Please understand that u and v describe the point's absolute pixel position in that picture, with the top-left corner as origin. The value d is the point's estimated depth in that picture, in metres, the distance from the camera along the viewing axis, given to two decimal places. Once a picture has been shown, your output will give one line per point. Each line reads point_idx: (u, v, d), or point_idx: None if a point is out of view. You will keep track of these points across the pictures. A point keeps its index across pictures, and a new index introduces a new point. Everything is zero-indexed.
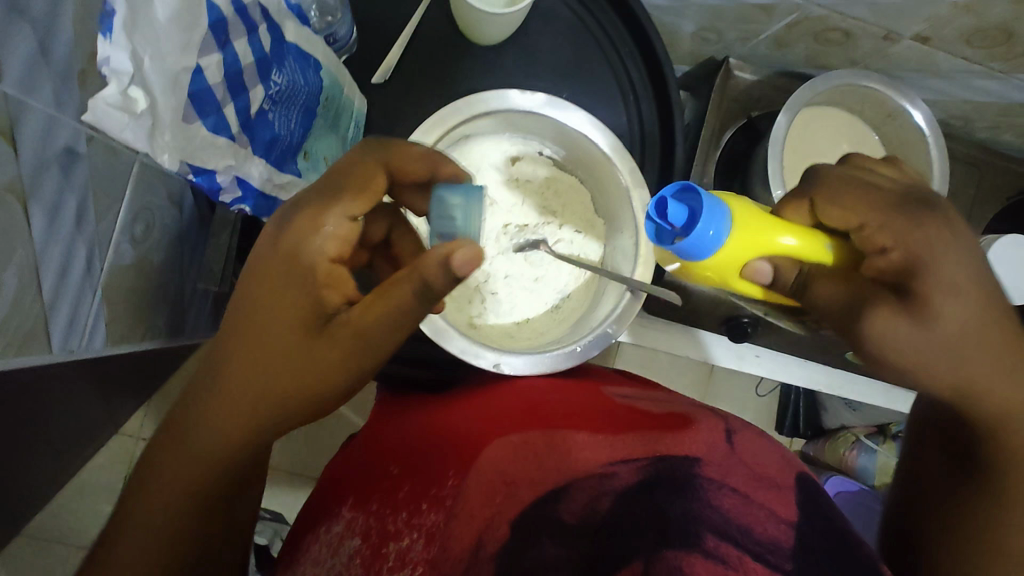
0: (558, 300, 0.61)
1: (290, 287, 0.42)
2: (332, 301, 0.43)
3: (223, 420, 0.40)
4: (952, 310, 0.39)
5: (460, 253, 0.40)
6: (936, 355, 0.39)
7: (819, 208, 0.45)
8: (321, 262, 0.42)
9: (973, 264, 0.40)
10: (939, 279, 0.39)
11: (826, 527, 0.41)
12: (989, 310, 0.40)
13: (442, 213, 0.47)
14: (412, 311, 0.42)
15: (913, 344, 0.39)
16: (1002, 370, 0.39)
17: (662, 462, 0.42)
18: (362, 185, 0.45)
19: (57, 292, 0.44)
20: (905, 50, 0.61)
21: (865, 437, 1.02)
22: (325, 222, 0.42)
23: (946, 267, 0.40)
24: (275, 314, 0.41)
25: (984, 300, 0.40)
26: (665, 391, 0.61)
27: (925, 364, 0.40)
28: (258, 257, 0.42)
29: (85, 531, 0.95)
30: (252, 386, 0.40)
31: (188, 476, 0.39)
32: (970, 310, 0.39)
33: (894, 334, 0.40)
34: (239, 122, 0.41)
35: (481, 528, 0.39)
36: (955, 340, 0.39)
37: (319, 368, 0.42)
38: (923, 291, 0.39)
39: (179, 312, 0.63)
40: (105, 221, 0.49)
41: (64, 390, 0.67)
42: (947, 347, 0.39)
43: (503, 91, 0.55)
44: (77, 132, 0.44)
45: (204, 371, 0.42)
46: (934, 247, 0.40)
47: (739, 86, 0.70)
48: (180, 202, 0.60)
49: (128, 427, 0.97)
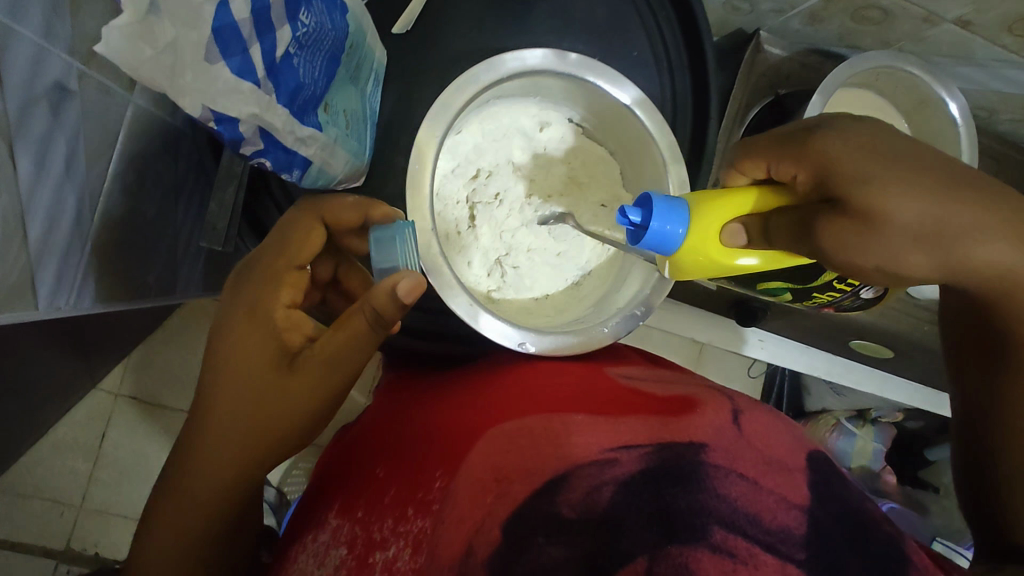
0: (580, 277, 0.59)
1: (251, 338, 0.42)
2: (294, 342, 0.44)
3: (204, 473, 0.40)
4: (885, 192, 0.35)
5: (400, 288, 0.42)
6: (906, 246, 0.36)
7: (739, 166, 0.46)
8: (279, 309, 0.44)
9: (876, 140, 0.38)
10: (850, 172, 0.37)
11: (842, 512, 0.37)
12: (924, 169, 0.36)
13: (382, 255, 0.45)
14: (368, 340, 0.43)
15: (874, 243, 0.36)
16: (982, 224, 0.36)
17: (665, 448, 0.38)
18: (300, 241, 0.47)
19: (44, 241, 0.41)
20: (942, 33, 0.59)
21: (844, 420, 0.97)
22: (278, 273, 0.45)
23: (853, 156, 0.37)
24: (240, 364, 0.41)
25: (911, 162, 0.36)
26: (672, 370, 0.58)
27: (902, 260, 0.36)
28: (219, 322, 0.43)
29: (62, 486, 0.92)
30: (225, 437, 0.40)
31: (176, 531, 0.39)
32: (904, 181, 0.35)
33: (852, 243, 0.36)
34: (265, 65, 0.37)
35: (471, 533, 0.35)
36: (915, 223, 0.35)
37: (285, 407, 0.42)
38: (847, 191, 0.37)
39: (171, 270, 0.58)
40: (93, 167, 0.45)
41: (42, 343, 0.63)
42: (913, 236, 0.36)
43: (538, 52, 0.52)
44: (69, 68, 0.40)
45: (181, 438, 0.42)
46: (832, 147, 0.38)
47: (768, 61, 0.67)
48: (176, 150, 0.56)
49: (107, 383, 0.93)
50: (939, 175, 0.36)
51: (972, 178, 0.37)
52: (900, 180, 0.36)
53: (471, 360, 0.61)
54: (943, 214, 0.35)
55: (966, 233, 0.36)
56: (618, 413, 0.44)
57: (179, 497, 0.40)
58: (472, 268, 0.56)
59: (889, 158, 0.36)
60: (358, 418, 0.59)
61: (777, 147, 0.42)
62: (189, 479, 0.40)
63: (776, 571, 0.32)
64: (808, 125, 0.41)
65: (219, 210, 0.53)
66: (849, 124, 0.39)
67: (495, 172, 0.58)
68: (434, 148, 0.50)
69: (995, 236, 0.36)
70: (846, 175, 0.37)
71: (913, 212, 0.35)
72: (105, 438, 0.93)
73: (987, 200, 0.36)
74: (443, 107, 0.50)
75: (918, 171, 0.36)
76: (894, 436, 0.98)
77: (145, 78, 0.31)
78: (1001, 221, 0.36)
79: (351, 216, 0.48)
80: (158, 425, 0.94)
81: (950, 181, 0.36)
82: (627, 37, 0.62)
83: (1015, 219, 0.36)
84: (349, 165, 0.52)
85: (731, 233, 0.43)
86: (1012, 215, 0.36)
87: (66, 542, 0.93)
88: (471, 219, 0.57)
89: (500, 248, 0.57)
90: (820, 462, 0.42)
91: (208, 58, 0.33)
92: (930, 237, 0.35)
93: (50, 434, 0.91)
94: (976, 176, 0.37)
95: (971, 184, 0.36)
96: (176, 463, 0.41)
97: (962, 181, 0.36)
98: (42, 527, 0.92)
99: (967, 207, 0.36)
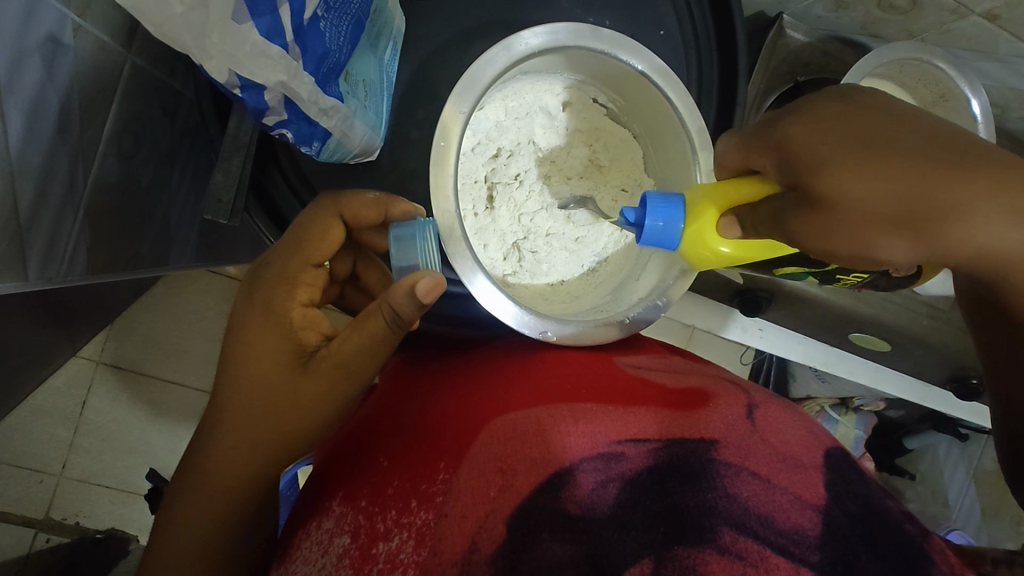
0: (596, 263, 0.59)
1: (269, 335, 0.43)
2: (311, 340, 0.44)
3: (226, 462, 0.41)
4: (841, 179, 0.34)
5: (418, 287, 0.42)
6: (878, 230, 0.34)
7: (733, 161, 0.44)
8: (294, 309, 0.44)
9: (845, 119, 0.35)
10: (811, 158, 0.35)
11: (863, 510, 0.36)
12: (887, 144, 0.34)
13: (403, 253, 0.46)
14: (386, 343, 0.44)
15: (838, 230, 0.35)
16: (961, 200, 0.32)
17: (675, 445, 0.38)
18: (316, 241, 0.46)
19: (36, 205, 0.38)
20: (968, 27, 0.58)
21: (829, 407, 0.97)
22: (294, 274, 0.45)
23: (816, 142, 0.35)
24: (257, 362, 0.42)
25: (872, 139, 0.34)
26: (681, 360, 0.58)
27: (878, 245, 0.34)
28: (236, 320, 0.44)
29: (39, 454, 0.89)
30: (248, 430, 0.42)
31: (202, 518, 0.41)
32: (865, 163, 0.33)
33: (821, 231, 0.35)
34: (293, 28, 0.35)
35: (474, 528, 0.34)
36: (877, 206, 0.33)
37: (305, 402, 0.43)
38: (810, 180, 0.35)
39: (165, 238, 0.54)
40: (88, 130, 0.42)
41: (22, 309, 0.59)
42: (884, 220, 0.33)
43: (568, 26, 0.50)
44: (63, 18, 0.38)
45: (204, 426, 0.43)
46: (793, 135, 0.37)
47: (790, 46, 0.67)
48: (173, 112, 0.53)
49: (87, 350, 0.89)
50: (909, 148, 0.33)
51: (951, 143, 0.33)
52: (859, 162, 0.33)
53: (485, 344, 0.61)
54: (914, 192, 0.33)
55: (948, 208, 0.32)
56: (628, 403, 0.44)
57: (206, 494, 0.41)
58: (488, 250, 0.56)
59: (852, 138, 0.34)
60: (367, 399, 0.58)
61: (757, 140, 0.40)
62: (215, 466, 0.41)
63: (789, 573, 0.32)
64: (782, 109, 0.39)
65: (225, 180, 0.49)
66: (815, 103, 0.37)
67: (517, 151, 0.57)
68: (459, 125, 0.48)
69: (985, 202, 0.33)
70: (807, 161, 0.35)
71: (877, 196, 0.33)
72: (86, 406, 0.90)
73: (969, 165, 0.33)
74: (470, 82, 0.48)
75: (881, 148, 0.33)
76: (875, 423, 0.98)
77: (168, 38, 0.31)
78: (992, 185, 0.33)
79: (371, 212, 0.48)
80: (141, 395, 0.92)
81: (919, 153, 0.33)
82: (656, 16, 0.60)
83: (1007, 180, 0.33)
84: (365, 139, 0.50)
85: (725, 226, 0.42)
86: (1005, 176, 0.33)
87: (46, 510, 0.91)
88: (489, 199, 0.56)
89: (518, 231, 0.57)
90: (837, 459, 0.41)
91: (235, 17, 0.31)
92: (903, 218, 0.33)
93: (28, 401, 0.88)
94: (959, 138, 0.34)
95: (949, 151, 0.33)
96: (199, 452, 0.42)
97: (936, 151, 0.33)
98: (21, 494, 0.90)
99: (944, 179, 0.32)
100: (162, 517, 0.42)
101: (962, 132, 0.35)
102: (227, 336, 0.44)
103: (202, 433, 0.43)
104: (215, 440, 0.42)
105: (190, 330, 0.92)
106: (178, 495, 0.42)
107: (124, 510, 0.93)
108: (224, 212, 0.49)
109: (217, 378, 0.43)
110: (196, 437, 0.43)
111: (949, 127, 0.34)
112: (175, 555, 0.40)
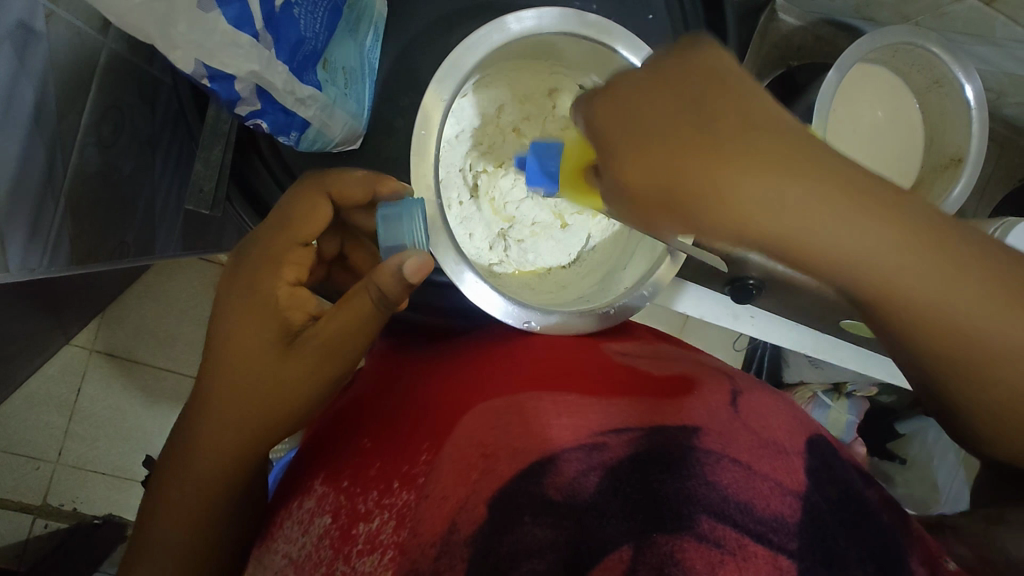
0: (583, 251, 0.59)
1: (255, 318, 0.42)
2: (297, 320, 0.44)
3: (214, 446, 0.41)
4: (621, 162, 0.35)
5: (407, 267, 0.42)
6: (660, 213, 0.35)
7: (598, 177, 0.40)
8: (280, 287, 0.44)
9: (649, 99, 0.35)
10: (606, 137, 0.36)
11: (842, 495, 0.37)
12: (668, 121, 0.34)
13: (391, 234, 0.44)
14: (369, 323, 0.44)
15: (626, 205, 0.37)
16: (731, 192, 0.32)
17: (658, 432, 0.38)
18: (302, 219, 0.46)
19: (14, 196, 0.38)
20: (963, 10, 0.55)
21: (821, 391, 0.96)
22: (280, 252, 0.44)
23: (620, 118, 0.35)
24: (240, 346, 0.42)
25: (670, 118, 0.34)
26: (668, 346, 0.58)
27: (666, 226, 0.36)
28: (222, 298, 0.43)
29: (36, 439, 0.90)
30: (233, 413, 0.41)
31: (190, 500, 0.41)
32: (649, 140, 0.34)
33: (619, 202, 0.37)
34: (263, 15, 0.35)
35: (455, 510, 0.34)
36: (649, 192, 0.35)
37: (288, 385, 0.42)
38: (607, 160, 0.36)
39: (149, 225, 0.53)
40: (67, 119, 0.42)
41: (12, 300, 0.59)
42: (655, 198, 0.35)
43: (553, 10, 0.49)
44: (34, 5, 0.37)
45: (189, 409, 0.43)
46: (616, 107, 0.36)
47: (781, 31, 0.71)
48: (153, 98, 0.52)
49: (78, 338, 0.89)
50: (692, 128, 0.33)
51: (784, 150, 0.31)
52: (636, 141, 0.35)
53: (473, 330, 0.61)
54: (683, 172, 0.33)
55: (711, 189, 0.32)
56: (610, 393, 0.44)
57: (191, 478, 0.41)
58: (474, 239, 0.56)
59: (644, 125, 0.34)
60: (358, 379, 0.59)
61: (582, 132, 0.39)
62: (200, 448, 0.41)
63: (767, 562, 0.32)
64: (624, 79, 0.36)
65: (205, 169, 0.49)
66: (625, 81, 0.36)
67: (501, 139, 0.58)
68: (441, 112, 0.48)
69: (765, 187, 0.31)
70: (603, 145, 0.36)
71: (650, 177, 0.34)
72: (80, 394, 0.90)
73: (748, 144, 0.31)
74: (453, 68, 0.48)
75: (656, 128, 0.34)
76: (867, 409, 0.96)
77: (134, 28, 0.30)
78: (793, 172, 0.31)
79: (358, 191, 0.47)
80: (135, 382, 0.92)
81: (693, 135, 0.33)
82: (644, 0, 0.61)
83: (793, 163, 0.31)
84: (348, 127, 0.50)
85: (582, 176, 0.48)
86: (794, 159, 0.31)
87: (43, 497, 0.91)
88: (474, 187, 0.57)
89: (504, 220, 0.58)
90: (819, 445, 0.41)
91: (202, 5, 0.32)
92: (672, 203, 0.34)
93: (22, 389, 0.88)
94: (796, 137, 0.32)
95: (745, 133, 0.32)
96: (187, 433, 0.42)
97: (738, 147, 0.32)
98: (18, 482, 0.90)
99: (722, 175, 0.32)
100: (150, 499, 0.42)
101: (773, 107, 0.33)
102: (215, 317, 0.43)
103: (188, 414, 0.43)
104: (200, 421, 0.42)
105: (182, 318, 0.92)
106: (165, 476, 0.42)
107: (120, 496, 0.94)
108: (206, 202, 0.49)
109: (204, 358, 0.43)
110: (183, 419, 0.43)
111: (760, 101, 0.33)
112: (168, 536, 0.41)
